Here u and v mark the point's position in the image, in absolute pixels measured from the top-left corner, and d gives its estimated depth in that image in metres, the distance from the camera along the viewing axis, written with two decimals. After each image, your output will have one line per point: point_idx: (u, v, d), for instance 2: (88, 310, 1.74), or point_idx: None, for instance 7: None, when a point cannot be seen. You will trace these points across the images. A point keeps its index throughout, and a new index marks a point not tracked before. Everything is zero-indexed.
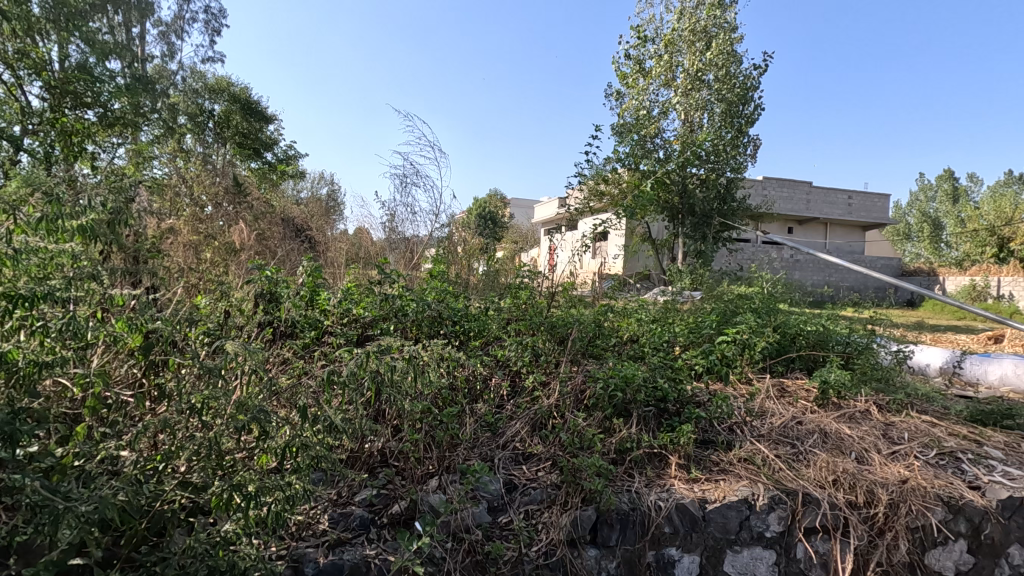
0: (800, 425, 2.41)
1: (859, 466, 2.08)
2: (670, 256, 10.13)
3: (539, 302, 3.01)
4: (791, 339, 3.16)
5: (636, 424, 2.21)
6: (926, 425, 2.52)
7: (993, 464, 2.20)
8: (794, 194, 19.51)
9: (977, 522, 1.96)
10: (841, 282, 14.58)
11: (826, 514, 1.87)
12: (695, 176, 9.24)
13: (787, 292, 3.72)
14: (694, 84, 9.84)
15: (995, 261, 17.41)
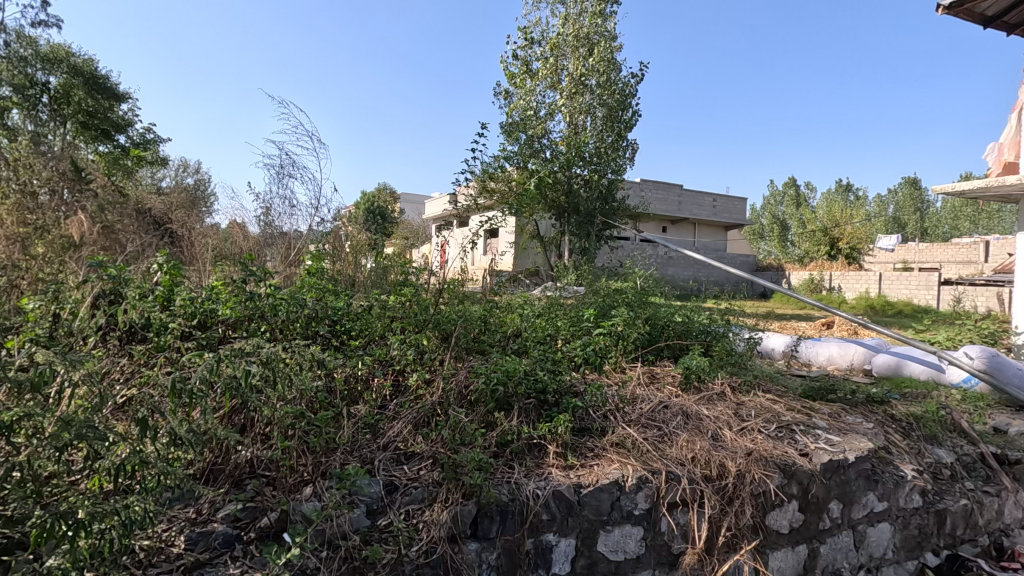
0: (666, 408, 2.62)
1: (714, 443, 2.31)
2: (557, 253, 10.51)
3: (424, 298, 2.98)
4: (660, 330, 3.42)
5: (517, 416, 2.26)
6: (769, 402, 2.86)
7: (818, 434, 2.56)
8: (667, 196, 21.19)
9: (805, 484, 2.26)
10: (707, 277, 16.07)
11: (685, 489, 2.05)
12: (579, 177, 9.79)
13: (658, 287, 4.02)
14: (578, 87, 10.26)
15: (827, 258, 20.17)
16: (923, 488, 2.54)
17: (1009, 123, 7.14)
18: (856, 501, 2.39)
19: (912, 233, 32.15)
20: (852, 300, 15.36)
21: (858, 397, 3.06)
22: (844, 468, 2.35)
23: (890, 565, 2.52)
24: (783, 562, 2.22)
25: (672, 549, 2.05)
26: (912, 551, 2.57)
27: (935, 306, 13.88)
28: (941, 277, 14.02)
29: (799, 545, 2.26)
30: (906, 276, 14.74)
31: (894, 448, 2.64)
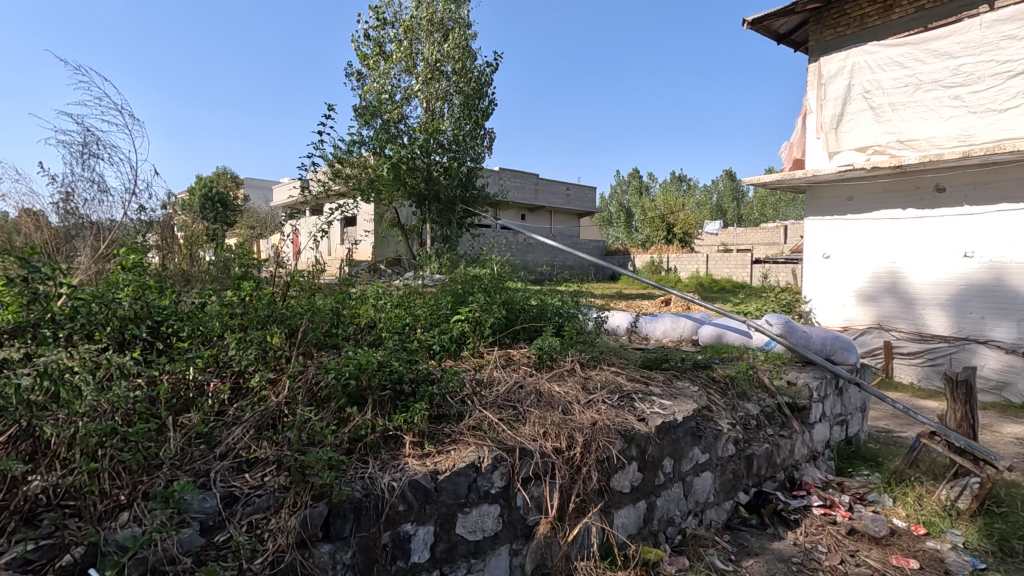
0: (521, 388, 2.73)
1: (564, 417, 2.46)
2: (419, 242, 10.37)
3: (267, 292, 2.74)
4: (516, 314, 3.54)
5: (371, 409, 2.21)
6: (613, 375, 3.12)
7: (653, 400, 2.85)
8: (525, 184, 21.98)
9: (643, 446, 2.51)
10: (563, 262, 17.02)
11: (537, 463, 2.17)
12: (438, 164, 9.68)
13: (514, 273, 4.15)
14: (433, 73, 10.14)
15: (665, 241, 22.48)
16: (735, 438, 2.97)
17: (795, 126, 8.55)
18: (684, 455, 2.71)
19: (731, 219, 37.09)
20: (686, 279, 17.33)
21: (687, 365, 3.47)
22: (674, 428, 2.65)
23: (713, 507, 2.90)
24: (625, 518, 2.45)
25: (528, 521, 2.15)
26: (729, 492, 2.99)
27: (749, 281, 16.22)
28: (753, 256, 16.38)
29: (639, 501, 2.51)
30: (727, 256, 16.99)
31: (714, 406, 3.03)
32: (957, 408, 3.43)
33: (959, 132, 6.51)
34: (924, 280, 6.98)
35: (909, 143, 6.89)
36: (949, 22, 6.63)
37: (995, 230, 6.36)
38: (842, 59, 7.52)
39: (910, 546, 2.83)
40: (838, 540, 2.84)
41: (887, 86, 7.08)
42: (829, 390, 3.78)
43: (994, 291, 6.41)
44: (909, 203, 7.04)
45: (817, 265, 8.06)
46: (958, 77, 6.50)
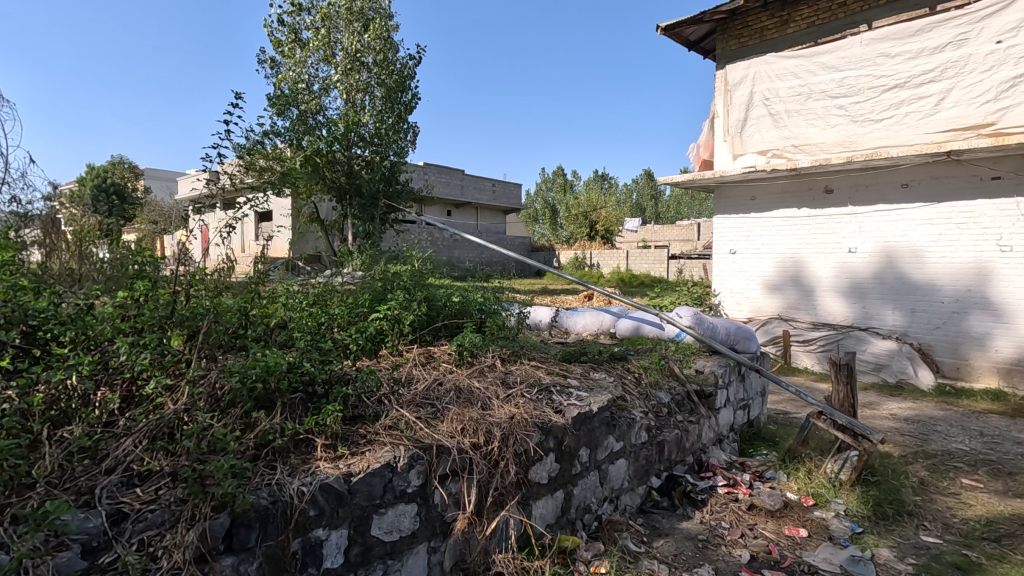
0: (440, 385, 2.72)
1: (482, 412, 2.47)
2: (340, 238, 10.06)
3: (165, 291, 2.55)
4: (437, 311, 3.51)
5: (280, 413, 2.11)
6: (532, 369, 3.17)
7: (570, 392, 2.94)
8: (450, 180, 21.84)
9: (560, 437, 2.57)
10: (489, 258, 17.12)
11: (455, 460, 2.17)
12: (360, 158, 9.51)
13: (435, 270, 4.11)
14: (353, 64, 9.84)
15: (588, 238, 23.15)
16: (648, 426, 3.12)
17: (704, 129, 9.08)
18: (599, 444, 2.81)
19: (649, 217, 38.77)
20: (607, 274, 17.96)
21: (603, 357, 3.59)
22: (590, 419, 2.75)
23: (628, 492, 3.02)
24: (543, 509, 2.51)
25: (445, 518, 2.16)
26: (642, 478, 3.13)
27: (665, 276, 17.06)
28: (669, 252, 17.26)
29: (556, 491, 2.58)
30: (646, 252, 17.77)
31: (628, 396, 3.17)
32: (841, 389, 3.79)
33: (844, 138, 7.17)
34: (816, 274, 7.65)
35: (803, 147, 7.51)
36: (835, 38, 7.32)
37: (875, 228, 7.08)
38: (745, 67, 8.04)
39: (801, 517, 3.10)
40: (739, 516, 3.05)
41: (784, 94, 7.65)
42: (732, 377, 4.05)
43: (874, 283, 7.14)
44: (804, 203, 7.67)
45: (725, 261, 8.61)
46: (843, 88, 7.15)
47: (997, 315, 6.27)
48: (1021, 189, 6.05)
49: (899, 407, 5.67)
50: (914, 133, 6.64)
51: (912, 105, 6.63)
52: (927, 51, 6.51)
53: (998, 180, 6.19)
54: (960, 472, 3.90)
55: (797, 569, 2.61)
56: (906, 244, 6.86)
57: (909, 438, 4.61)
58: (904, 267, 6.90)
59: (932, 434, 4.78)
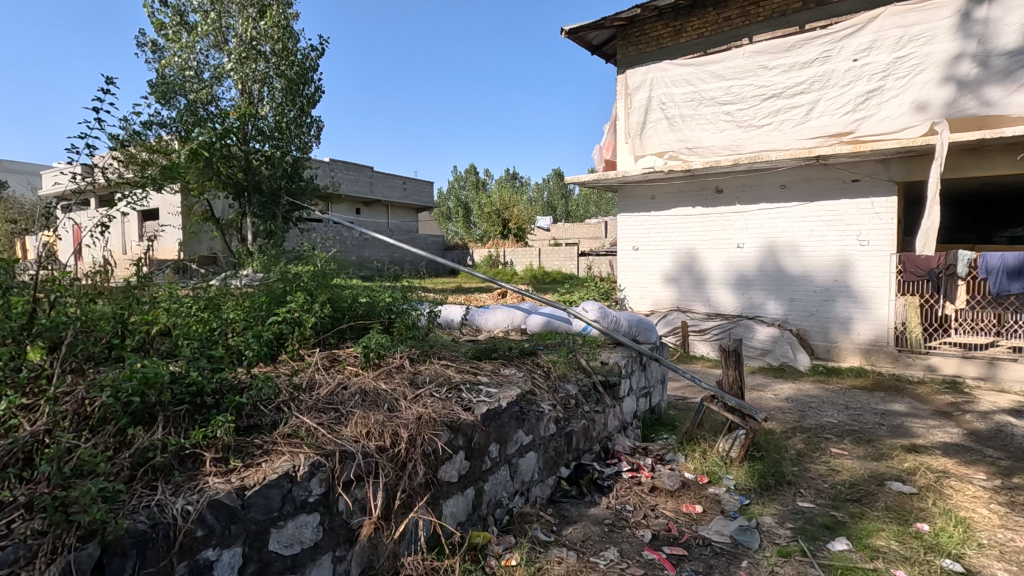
0: (345, 389, 2.63)
1: (388, 415, 2.42)
2: (238, 237, 9.44)
3: (21, 298, 2.25)
4: (342, 313, 3.38)
5: (162, 428, 1.94)
6: (442, 368, 3.15)
7: (479, 389, 2.95)
8: (359, 177, 21.20)
9: (469, 434, 2.58)
10: (401, 258, 16.84)
11: (360, 464, 2.11)
12: (258, 152, 8.90)
13: (341, 269, 3.97)
14: (248, 53, 9.29)
15: (501, 236, 23.37)
16: (556, 418, 3.21)
17: (607, 132, 9.48)
18: (509, 439, 2.84)
19: (560, 215, 39.90)
20: (521, 272, 18.25)
21: (514, 353, 3.65)
22: (499, 414, 2.77)
23: (538, 484, 3.09)
24: (454, 507, 2.50)
25: (351, 525, 2.09)
26: (551, 469, 3.21)
27: (575, 272, 17.65)
28: (578, 250, 17.88)
29: (467, 489, 2.58)
30: (557, 249, 18.27)
31: (537, 390, 3.25)
32: (731, 373, 4.11)
33: (731, 142, 7.77)
34: (709, 268, 8.24)
35: (695, 150, 8.05)
36: (721, 49, 7.92)
37: (759, 225, 7.74)
38: (643, 72, 8.45)
39: (697, 494, 3.32)
40: (642, 498, 3.22)
41: (678, 99, 8.15)
42: (635, 366, 4.26)
43: (759, 275, 7.81)
44: (697, 202, 8.23)
45: (629, 257, 9.04)
46: (729, 96, 7.74)
47: (859, 301, 7.08)
48: (876, 190, 6.86)
49: (783, 388, 6.25)
50: (789, 139, 7.34)
51: (787, 114, 7.32)
52: (798, 65, 7.20)
53: (857, 182, 6.98)
54: (830, 442, 4.38)
55: (693, 543, 2.80)
56: (784, 240, 7.57)
57: (789, 415, 5.10)
58: (783, 260, 7.60)
59: (808, 410, 5.32)
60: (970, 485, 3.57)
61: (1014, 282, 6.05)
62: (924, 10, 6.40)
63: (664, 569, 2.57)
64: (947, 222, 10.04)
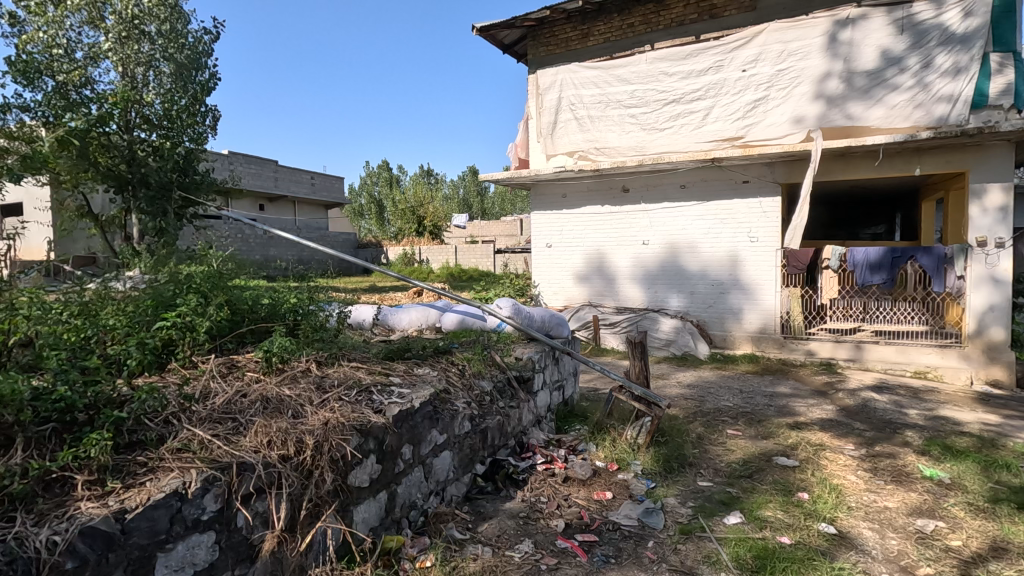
0: (244, 397, 2.47)
1: (293, 422, 2.30)
2: (122, 236, 8.57)
3: None
4: (241, 315, 3.16)
5: (21, 451, 1.72)
6: (352, 370, 3.04)
7: (391, 390, 2.89)
8: (261, 172, 20.04)
9: (380, 437, 2.52)
10: (310, 257, 16.11)
11: (260, 476, 1.99)
12: (144, 143, 7.98)
13: (240, 270, 3.70)
14: (129, 32, 8.48)
15: (416, 234, 23.02)
16: (470, 415, 3.21)
17: (520, 130, 9.61)
18: (422, 439, 2.81)
19: (475, 213, 39.97)
20: (437, 270, 18.09)
21: (427, 352, 3.60)
22: (411, 415, 2.73)
23: (453, 482, 3.07)
24: (365, 513, 2.43)
25: (251, 540, 1.97)
26: (466, 467, 3.21)
27: (492, 270, 17.79)
28: (494, 247, 18.03)
29: (379, 493, 2.52)
30: (472, 247, 18.30)
31: (451, 388, 3.23)
32: (637, 364, 4.31)
33: (635, 144, 8.15)
34: (618, 264, 8.60)
35: (603, 150, 8.36)
36: (626, 55, 8.28)
37: (662, 223, 8.19)
38: (552, 73, 8.65)
39: (607, 481, 3.46)
40: (555, 489, 3.30)
41: (587, 101, 8.42)
42: (547, 361, 4.37)
43: (663, 271, 8.27)
44: (606, 200, 8.56)
45: (542, 254, 9.23)
46: (634, 100, 8.11)
47: (750, 294, 7.69)
48: (763, 190, 7.48)
49: (685, 376, 6.67)
50: (688, 142, 7.82)
51: (686, 118, 7.79)
52: (695, 73, 7.68)
53: (747, 183, 7.57)
54: (726, 424, 4.73)
55: (603, 529, 2.92)
56: (685, 238, 8.06)
57: (690, 401, 5.46)
58: (684, 256, 8.09)
59: (707, 396, 5.71)
60: (841, 455, 4.01)
61: (875, 274, 6.76)
62: (800, 28, 7.05)
63: (576, 556, 2.66)
64: (823, 221, 11.15)
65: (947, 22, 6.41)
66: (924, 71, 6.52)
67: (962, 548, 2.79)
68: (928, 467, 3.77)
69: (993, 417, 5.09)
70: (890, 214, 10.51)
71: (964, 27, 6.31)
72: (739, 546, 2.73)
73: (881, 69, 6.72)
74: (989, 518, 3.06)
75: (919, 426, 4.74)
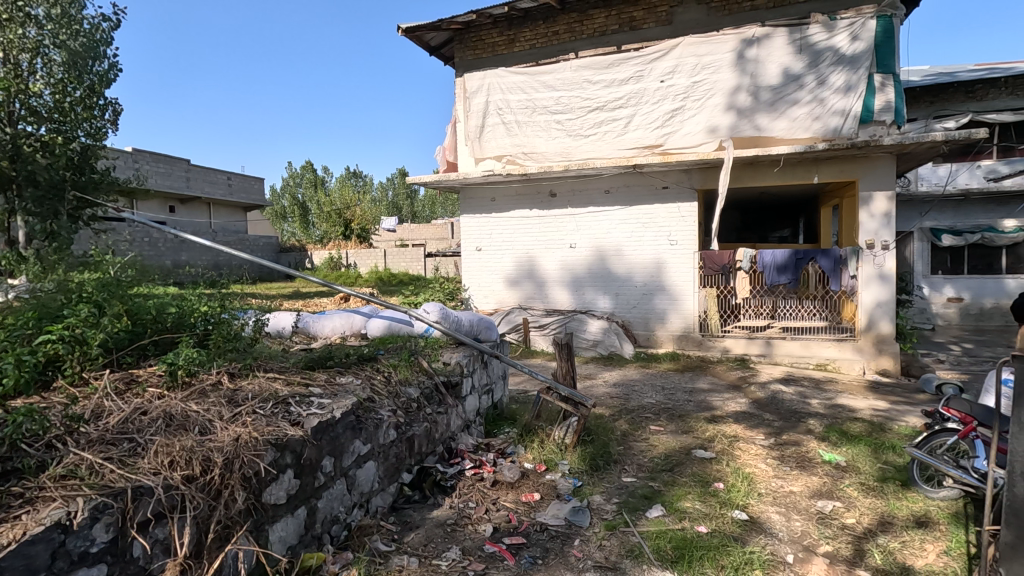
0: (143, 415, 2.28)
1: (199, 439, 2.15)
2: (5, 240, 7.70)
3: None
4: (143, 325, 2.90)
5: None
6: (268, 382, 2.88)
7: (311, 401, 2.77)
8: (171, 171, 18.73)
9: (298, 451, 2.40)
10: (227, 262, 15.22)
11: (160, 500, 1.85)
12: (30, 136, 7.27)
13: (142, 276, 3.40)
14: (11, 13, 7.22)
15: (342, 237, 22.34)
16: (396, 423, 3.14)
17: (448, 133, 9.56)
18: (344, 451, 2.71)
19: (405, 215, 39.31)
20: (365, 274, 17.65)
21: (351, 360, 3.49)
22: (332, 426, 2.62)
23: (378, 493, 2.99)
24: (282, 531, 2.31)
25: (150, 571, 1.81)
26: (392, 476, 3.13)
27: (423, 274, 17.59)
28: (425, 251, 17.85)
29: (297, 509, 2.40)
30: (402, 251, 18.02)
31: (376, 397, 3.14)
32: (564, 365, 4.39)
33: (562, 149, 8.32)
34: (547, 267, 8.74)
35: (531, 155, 8.49)
36: (551, 62, 8.44)
37: (589, 228, 8.40)
38: (480, 77, 8.67)
39: (535, 482, 3.49)
40: (484, 494, 3.29)
41: (514, 105, 8.50)
42: (476, 365, 4.36)
43: (590, 274, 8.49)
44: (534, 204, 8.68)
45: (472, 257, 9.22)
46: (559, 106, 8.28)
47: (671, 295, 8.05)
48: (681, 196, 7.86)
49: (612, 375, 6.88)
50: (611, 148, 8.08)
51: (609, 125, 8.05)
52: (617, 82, 7.96)
53: (667, 189, 7.92)
54: (649, 420, 4.92)
55: (531, 530, 2.94)
56: (610, 242, 8.32)
57: (616, 400, 5.63)
58: (610, 259, 8.35)
59: (632, 393, 5.92)
60: (753, 445, 4.27)
61: (782, 274, 7.26)
62: (712, 43, 7.48)
63: (504, 560, 2.66)
64: (736, 225, 11.88)
65: (838, 44, 7.02)
66: (820, 88, 7.11)
67: (855, 525, 3.05)
68: (827, 452, 4.09)
69: (881, 404, 5.61)
70: (794, 219, 11.36)
71: (853, 48, 6.94)
72: (660, 538, 2.84)
73: (784, 84, 7.26)
74: (878, 496, 3.36)
75: (820, 415, 5.15)
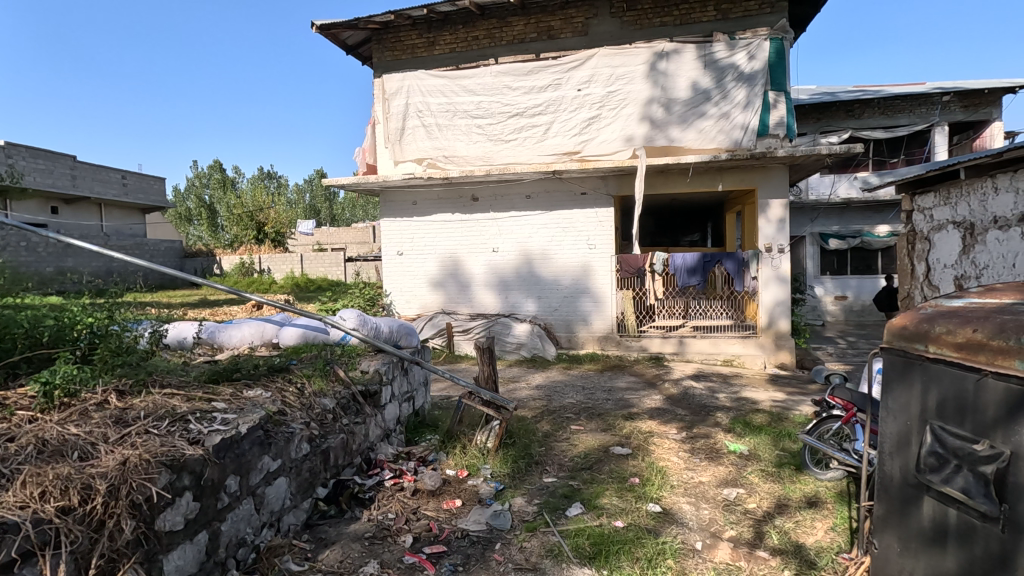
0: (10, 442, 2.03)
1: (79, 466, 1.95)
2: None
3: None
4: (12, 341, 2.58)
5: None
6: (164, 399, 2.65)
7: (213, 416, 2.58)
8: (53, 168, 16.89)
9: (198, 471, 2.23)
10: (122, 268, 13.93)
11: (28, 538, 1.66)
12: None
13: (12, 284, 3.03)
14: None
15: (255, 241, 21.12)
16: (309, 436, 3.00)
17: (367, 134, 9.31)
18: (251, 468, 2.55)
19: (324, 218, 37.84)
20: (280, 280, 16.79)
21: (260, 371, 3.30)
22: (236, 443, 2.46)
23: (290, 511, 2.85)
24: (180, 560, 2.13)
25: None
26: (305, 492, 3.00)
27: (343, 279, 16.99)
28: (345, 255, 17.29)
29: (197, 534, 2.23)
30: (320, 256, 17.33)
31: (287, 409, 2.99)
32: (486, 369, 4.39)
33: (483, 153, 8.36)
34: (471, 271, 8.73)
35: (452, 159, 8.47)
36: (471, 66, 8.47)
37: (511, 232, 8.49)
38: (400, 79, 8.52)
39: (457, 489, 3.46)
40: (404, 504, 3.22)
41: (434, 108, 8.43)
42: (396, 372, 4.26)
43: (513, 277, 8.57)
44: (456, 208, 8.65)
45: (393, 262, 9.02)
46: (480, 110, 8.31)
47: (591, 297, 8.30)
48: (598, 202, 8.13)
49: (535, 378, 6.97)
50: (532, 154, 8.21)
51: (529, 131, 8.18)
52: (536, 89, 8.11)
53: (585, 195, 8.17)
54: (570, 420, 5.03)
55: (452, 538, 2.91)
56: (532, 245, 8.45)
57: (539, 401, 5.71)
58: (532, 263, 8.47)
59: (554, 394, 6.03)
60: (667, 439, 4.48)
61: (692, 276, 7.67)
62: (625, 55, 7.82)
63: (423, 570, 2.61)
64: (651, 229, 12.45)
65: (738, 62, 7.56)
66: (723, 102, 7.61)
67: (756, 509, 3.28)
68: (733, 442, 4.37)
69: (779, 395, 6.08)
70: (703, 224, 12.09)
71: (750, 67, 7.49)
72: (579, 536, 2.91)
73: (691, 97, 7.70)
74: (776, 480, 3.63)
75: (726, 408, 5.50)
